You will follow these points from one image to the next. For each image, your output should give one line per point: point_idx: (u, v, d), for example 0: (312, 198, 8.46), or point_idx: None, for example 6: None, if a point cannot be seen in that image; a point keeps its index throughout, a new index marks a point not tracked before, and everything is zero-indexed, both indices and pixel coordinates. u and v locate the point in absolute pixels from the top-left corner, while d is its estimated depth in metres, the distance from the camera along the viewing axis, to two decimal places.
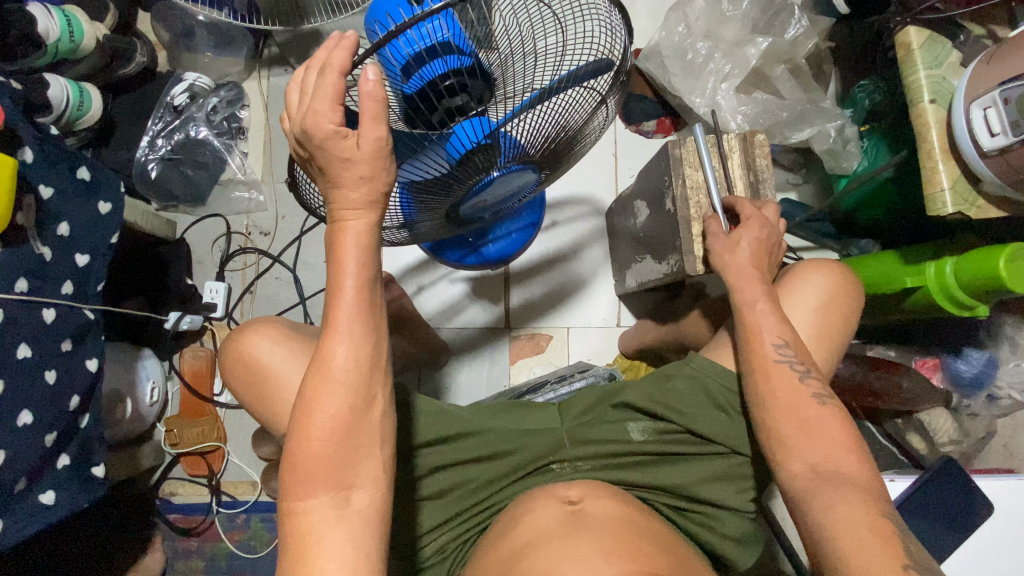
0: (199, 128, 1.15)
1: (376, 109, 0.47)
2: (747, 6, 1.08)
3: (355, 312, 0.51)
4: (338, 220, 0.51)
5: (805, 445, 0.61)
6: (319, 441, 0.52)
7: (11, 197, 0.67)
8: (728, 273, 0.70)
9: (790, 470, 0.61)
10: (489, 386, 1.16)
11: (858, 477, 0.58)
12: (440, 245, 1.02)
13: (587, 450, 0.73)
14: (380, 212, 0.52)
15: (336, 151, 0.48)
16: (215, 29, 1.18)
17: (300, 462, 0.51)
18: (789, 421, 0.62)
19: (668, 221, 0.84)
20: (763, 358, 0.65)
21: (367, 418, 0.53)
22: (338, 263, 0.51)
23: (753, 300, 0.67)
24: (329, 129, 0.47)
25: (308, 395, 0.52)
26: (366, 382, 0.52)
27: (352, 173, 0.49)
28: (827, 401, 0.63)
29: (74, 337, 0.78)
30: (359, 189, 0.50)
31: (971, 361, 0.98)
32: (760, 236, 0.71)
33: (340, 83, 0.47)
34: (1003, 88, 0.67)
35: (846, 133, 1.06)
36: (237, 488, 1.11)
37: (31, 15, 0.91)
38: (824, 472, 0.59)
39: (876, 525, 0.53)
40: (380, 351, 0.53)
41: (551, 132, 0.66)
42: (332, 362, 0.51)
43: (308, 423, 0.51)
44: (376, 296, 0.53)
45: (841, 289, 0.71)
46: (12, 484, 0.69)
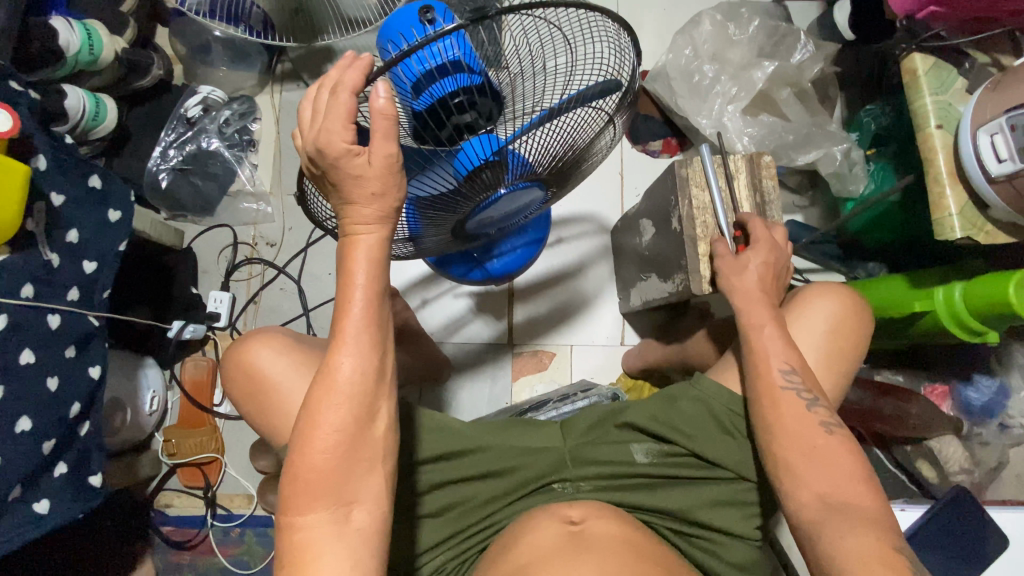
0: (211, 140, 1.17)
1: (386, 127, 0.47)
2: (753, 31, 1.10)
3: (363, 324, 0.51)
4: (350, 233, 0.51)
5: (814, 474, 0.59)
6: (322, 455, 0.51)
7: (21, 204, 0.68)
8: (733, 294, 0.70)
9: (798, 500, 0.59)
10: (491, 403, 1.15)
11: (867, 508, 0.57)
12: (445, 260, 1.02)
13: (591, 471, 0.72)
14: (387, 231, 0.52)
15: (347, 168, 0.49)
16: (231, 45, 1.20)
17: (301, 476, 0.51)
18: (795, 450, 0.61)
19: (675, 240, 0.84)
20: (770, 384, 0.63)
21: (370, 432, 0.52)
22: (347, 275, 0.51)
23: (760, 323, 0.66)
24: (342, 147, 0.48)
25: (311, 408, 0.51)
26: (370, 397, 0.52)
27: (363, 196, 0.50)
28: (835, 430, 0.61)
29: (77, 343, 0.78)
30: (369, 211, 0.51)
31: (982, 389, 0.98)
32: (769, 258, 0.71)
33: (352, 102, 0.47)
34: (1008, 115, 0.67)
35: (853, 156, 1.06)
36: (233, 501, 1.09)
37: (54, 28, 0.94)
38: (834, 502, 0.57)
39: (888, 558, 0.52)
40: (385, 364, 0.53)
41: (558, 151, 0.67)
42: (337, 374, 0.51)
43: (311, 437, 0.51)
44: (383, 309, 0.53)
45: (851, 314, 0.70)
46: (7, 492, 0.68)
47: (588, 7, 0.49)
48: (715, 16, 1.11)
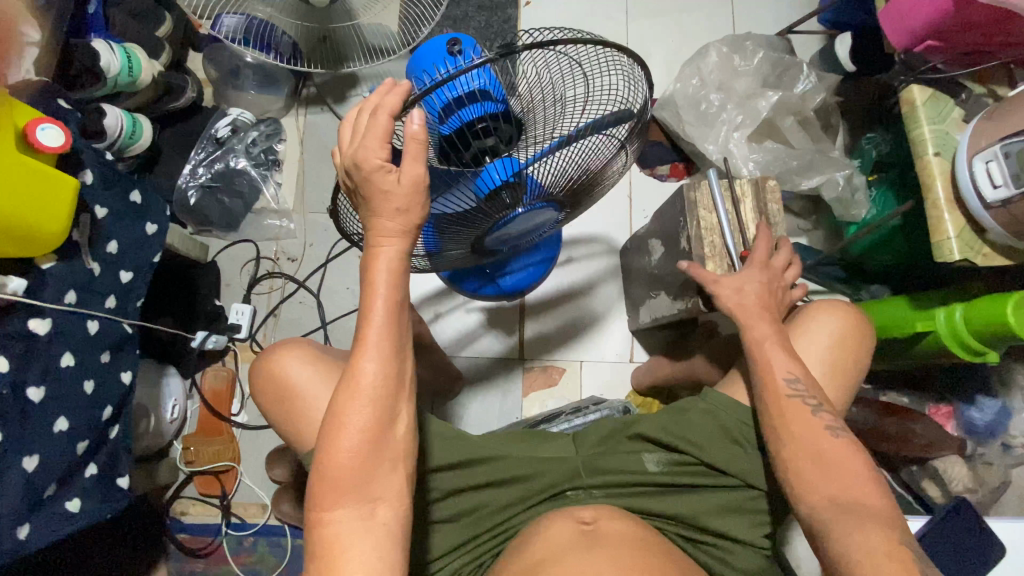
0: (238, 159, 1.22)
1: (417, 151, 0.52)
2: (758, 62, 1.16)
3: (385, 332, 0.55)
4: (373, 246, 0.55)
5: (822, 478, 0.61)
6: (348, 454, 0.54)
7: (69, 215, 0.72)
8: (735, 310, 0.72)
9: (809, 501, 0.61)
10: (502, 416, 1.17)
11: (875, 507, 0.59)
12: (460, 275, 1.06)
13: (602, 479, 0.74)
14: (408, 244, 0.56)
15: (379, 182, 0.53)
16: (261, 70, 1.27)
17: (329, 475, 0.53)
18: (804, 454, 0.63)
19: (683, 259, 0.88)
20: (777, 393, 0.66)
21: (393, 433, 0.55)
22: (369, 287, 0.55)
23: (764, 334, 0.69)
24: (376, 164, 0.52)
25: (337, 411, 0.54)
26: (391, 401, 0.55)
27: (388, 210, 0.53)
28: (841, 434, 0.64)
29: (111, 349, 0.82)
30: (393, 225, 0.54)
31: (984, 409, 1.00)
32: (762, 280, 0.75)
33: (389, 124, 0.52)
34: (1003, 143, 0.71)
35: (855, 182, 1.11)
36: (247, 510, 1.11)
37: (96, 51, 0.99)
38: (844, 503, 0.59)
39: (895, 553, 0.54)
40: (405, 370, 0.56)
41: (573, 174, 0.71)
42: (361, 379, 0.54)
43: (337, 438, 0.53)
44: (403, 317, 0.56)
45: (852, 331, 0.73)
46: (42, 489, 0.71)
47: (608, 44, 0.53)
48: (721, 48, 1.17)
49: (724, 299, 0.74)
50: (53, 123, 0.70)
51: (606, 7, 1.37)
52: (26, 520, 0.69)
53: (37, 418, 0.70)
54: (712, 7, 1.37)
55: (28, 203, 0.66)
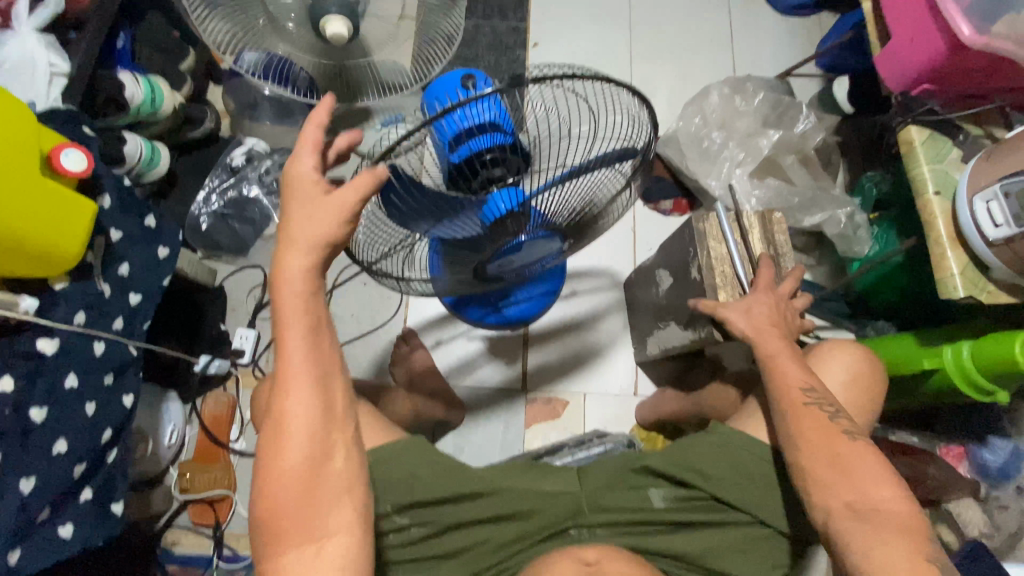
0: (251, 187, 1.24)
1: (366, 183, 0.52)
2: (758, 103, 1.19)
3: (306, 361, 0.53)
4: (276, 270, 0.53)
5: (839, 483, 0.61)
6: (286, 492, 0.53)
7: (85, 238, 0.74)
8: (750, 335, 0.72)
9: (825, 506, 0.61)
10: (503, 448, 1.15)
11: (893, 511, 0.57)
12: (464, 302, 1.06)
13: (607, 517, 0.73)
14: (320, 260, 0.54)
15: (303, 191, 0.54)
16: (277, 102, 1.31)
17: (273, 517, 0.53)
18: (822, 459, 0.62)
19: (693, 287, 0.88)
20: (793, 402, 0.65)
21: (328, 464, 0.54)
22: (277, 319, 0.53)
23: (778, 350, 0.70)
24: (304, 171, 0.55)
25: (269, 450, 0.54)
26: (322, 432, 0.54)
27: (302, 222, 0.53)
28: (859, 438, 0.63)
29: (115, 371, 0.82)
30: (302, 239, 0.53)
31: (997, 451, 0.98)
32: (768, 304, 0.74)
33: (318, 135, 0.55)
34: (1002, 183, 0.72)
35: (857, 219, 1.11)
36: (241, 541, 1.09)
37: (122, 83, 1.03)
38: (861, 510, 0.58)
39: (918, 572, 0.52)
40: (332, 396, 0.55)
41: (576, 206, 0.73)
42: (287, 414, 0.53)
43: (276, 477, 0.53)
44: (323, 343, 0.55)
45: (869, 369, 0.73)
46: (37, 513, 0.70)
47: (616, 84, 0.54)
48: (723, 89, 1.21)
49: (736, 324, 0.73)
50: (76, 149, 0.73)
51: (610, 49, 1.43)
52: (17, 545, 0.68)
53: (37, 439, 0.70)
54: (713, 51, 1.42)
55: (47, 224, 0.67)
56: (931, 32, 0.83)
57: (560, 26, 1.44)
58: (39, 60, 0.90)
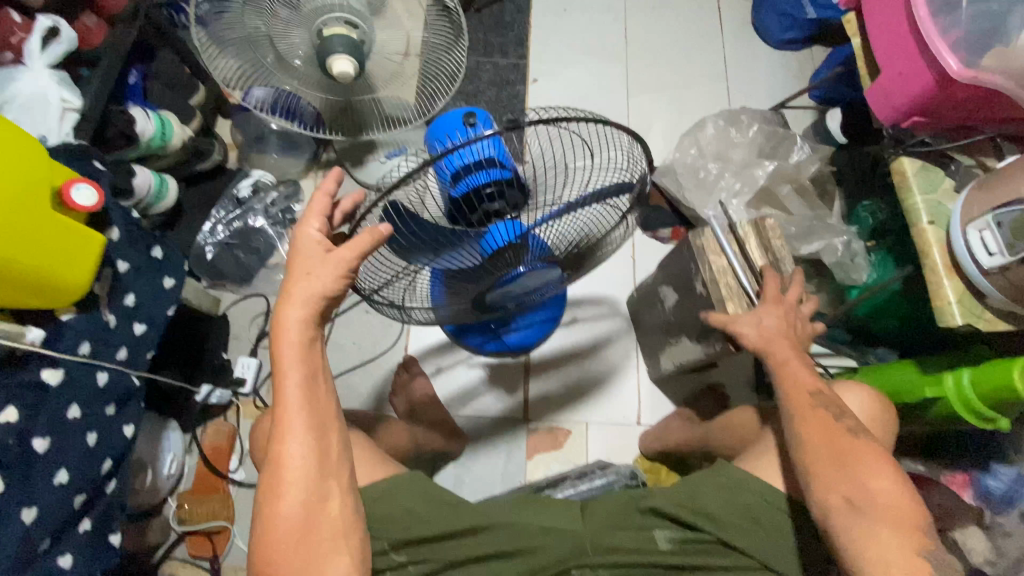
0: (257, 218, 1.27)
1: (368, 242, 0.56)
2: (753, 134, 1.22)
3: (303, 413, 0.57)
4: (278, 321, 0.56)
5: (837, 478, 0.63)
6: (285, 534, 0.57)
7: (93, 269, 0.76)
8: (759, 346, 0.73)
9: (824, 501, 0.63)
10: (504, 479, 1.14)
11: (889, 506, 0.60)
12: (465, 329, 1.08)
13: (611, 559, 0.71)
14: (318, 313, 0.58)
15: (306, 252, 0.57)
16: (284, 136, 1.35)
17: (270, 559, 0.57)
18: (823, 456, 0.64)
19: (701, 302, 0.89)
20: (799, 402, 0.69)
21: (325, 510, 0.58)
22: (278, 371, 0.56)
23: (787, 357, 0.72)
24: (308, 234, 0.58)
25: (268, 497, 0.57)
26: (318, 480, 0.58)
27: (305, 279, 0.56)
28: (861, 436, 0.66)
29: (117, 401, 0.82)
30: (304, 295, 0.56)
31: (1000, 477, 0.96)
32: (780, 313, 0.75)
33: (325, 201, 0.59)
34: (995, 213, 0.74)
35: (854, 247, 1.12)
36: (237, 574, 1.07)
37: (134, 118, 1.07)
38: (860, 504, 0.61)
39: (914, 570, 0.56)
40: (328, 445, 0.59)
41: (575, 238, 0.74)
42: (285, 463, 0.57)
43: (273, 521, 0.57)
44: (321, 393, 0.58)
45: (879, 408, 0.76)
46: (35, 545, 0.70)
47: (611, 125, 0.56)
48: (718, 122, 1.24)
49: (747, 337, 0.74)
50: (88, 183, 0.75)
51: (607, 83, 1.47)
52: None
53: (39, 470, 0.70)
54: (709, 84, 1.47)
55: (55, 257, 0.69)
56: (919, 67, 0.86)
57: (559, 61, 1.48)
58: (51, 96, 0.93)
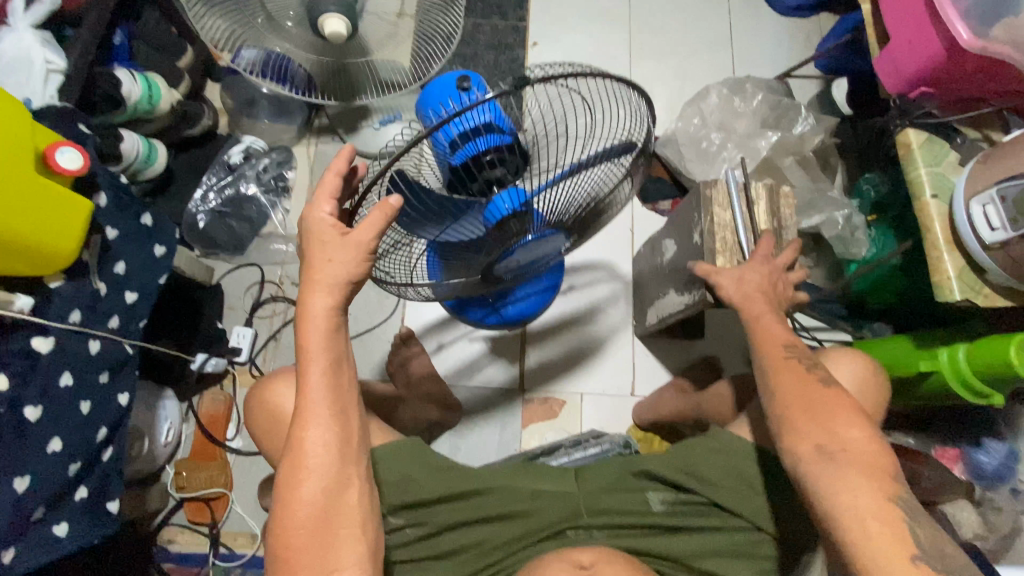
0: (249, 185, 1.25)
1: (382, 219, 0.54)
2: (757, 104, 1.19)
3: (326, 400, 0.56)
4: (303, 306, 0.56)
5: (810, 427, 0.61)
6: (303, 524, 0.55)
7: (81, 236, 0.74)
8: (737, 301, 0.72)
9: (796, 452, 0.60)
10: (500, 449, 1.16)
11: (862, 452, 0.58)
12: (464, 304, 1.06)
13: (605, 520, 0.73)
14: (341, 299, 0.57)
15: (321, 235, 0.56)
16: (275, 100, 1.31)
17: (286, 551, 0.55)
18: (796, 406, 0.63)
19: (694, 251, 0.88)
20: (775, 356, 0.67)
21: (344, 499, 0.57)
22: (302, 355, 0.56)
23: (761, 313, 0.71)
24: (321, 217, 0.56)
25: (286, 486, 0.56)
26: (339, 467, 0.57)
27: (323, 262, 0.55)
28: (832, 385, 0.64)
29: (111, 369, 0.82)
30: (325, 279, 0.56)
31: (992, 453, 0.98)
32: (763, 271, 0.74)
33: (336, 182, 0.56)
34: (999, 187, 0.72)
35: (854, 221, 1.10)
36: (236, 539, 1.09)
37: (118, 79, 1.03)
38: (830, 451, 0.58)
39: (880, 513, 0.53)
40: (349, 433, 0.58)
41: (581, 202, 0.73)
42: (307, 450, 0.56)
43: (291, 511, 0.55)
44: (343, 379, 0.58)
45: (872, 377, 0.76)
46: (32, 511, 0.70)
47: (612, 78, 0.54)
48: (722, 90, 1.21)
49: (725, 291, 0.73)
50: (71, 147, 0.72)
51: (610, 49, 1.42)
52: (12, 543, 0.68)
53: (33, 437, 0.70)
54: (714, 52, 1.42)
55: (41, 223, 0.67)
56: (929, 35, 0.83)
57: (561, 25, 1.43)
58: (35, 58, 0.89)
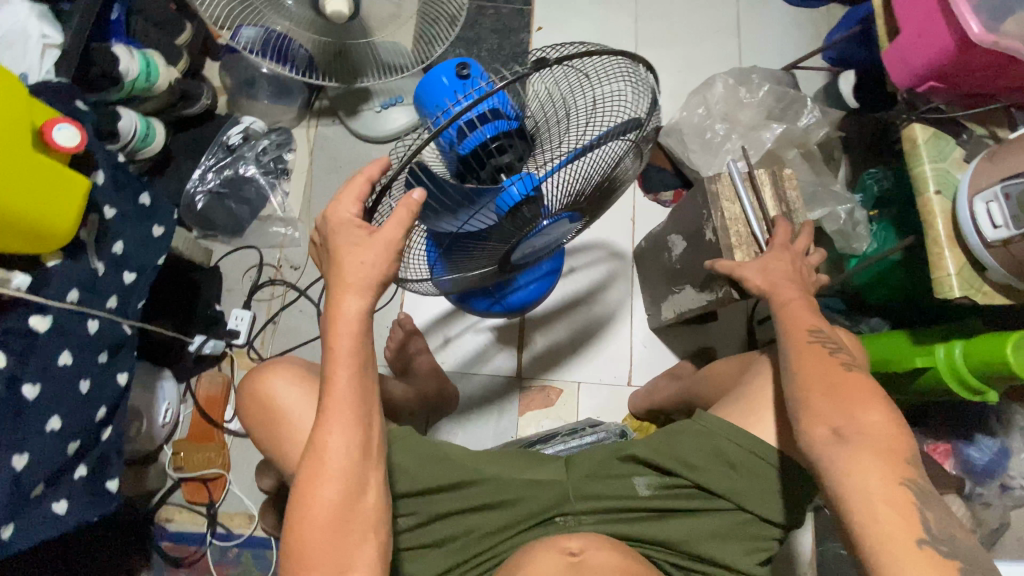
0: (248, 167, 1.24)
1: (405, 216, 0.55)
2: (763, 95, 1.18)
3: (353, 403, 0.56)
4: (335, 305, 0.56)
5: (829, 410, 0.60)
6: (318, 526, 0.55)
7: (78, 215, 0.73)
8: (765, 289, 0.74)
9: (812, 434, 0.59)
10: (496, 436, 1.16)
11: (881, 433, 0.57)
12: (467, 296, 1.04)
13: (592, 505, 0.73)
14: (370, 301, 0.57)
15: (348, 236, 0.56)
16: (275, 80, 1.29)
17: (303, 551, 0.54)
18: (817, 388, 0.62)
19: (710, 249, 0.87)
20: (798, 340, 0.67)
21: (360, 504, 0.56)
22: (331, 356, 0.56)
23: (792, 298, 0.71)
24: (345, 217, 0.56)
25: (304, 486, 0.55)
26: (358, 472, 0.56)
27: (353, 262, 0.56)
28: (854, 368, 0.63)
29: (109, 349, 0.82)
30: (356, 280, 0.56)
31: (982, 449, 1.00)
32: (787, 261, 0.76)
33: (365, 186, 0.56)
34: (1003, 184, 0.72)
35: (855, 216, 1.11)
36: (233, 519, 1.10)
37: (116, 55, 1.01)
38: (847, 434, 0.57)
39: (893, 498, 0.53)
40: (371, 437, 0.57)
41: (595, 178, 0.69)
42: (330, 453, 0.55)
43: (310, 512, 0.55)
44: (368, 383, 0.57)
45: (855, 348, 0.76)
46: (30, 489, 0.70)
47: (604, 53, 0.52)
48: (728, 80, 1.19)
49: (752, 281, 0.75)
50: (68, 123, 0.71)
51: (615, 36, 1.40)
52: (11, 520, 0.68)
53: (32, 416, 0.70)
54: (720, 41, 1.40)
55: (40, 201, 0.66)
56: (938, 28, 0.82)
57: (565, 10, 1.41)
58: (31, 32, 0.87)
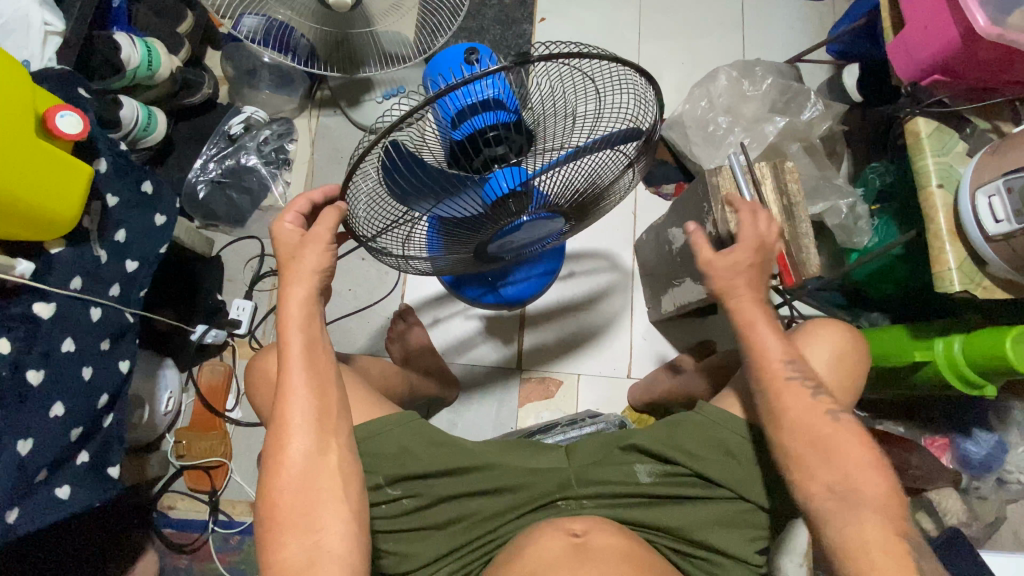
0: (249, 156, 1.23)
1: (333, 218, 0.61)
2: (766, 88, 1.18)
3: (303, 372, 0.59)
4: (284, 291, 0.61)
5: (819, 466, 0.61)
6: (286, 487, 0.56)
7: (80, 203, 0.73)
8: None
9: (807, 490, 0.61)
10: (496, 426, 1.17)
11: (874, 494, 0.58)
12: (462, 281, 1.06)
13: (594, 489, 0.74)
14: (316, 288, 0.62)
15: (289, 243, 0.63)
16: (277, 70, 1.29)
17: (272, 514, 0.56)
18: (803, 440, 0.62)
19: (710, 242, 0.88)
20: (774, 378, 0.65)
21: (323, 463, 0.58)
22: (283, 330, 0.60)
23: None
24: (288, 228, 0.64)
25: (272, 453, 0.57)
26: (317, 433, 0.58)
27: (299, 257, 0.61)
28: (841, 416, 0.63)
29: (112, 337, 0.83)
30: (301, 271, 0.61)
31: (981, 443, 1.01)
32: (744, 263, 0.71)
33: (304, 205, 0.65)
34: (1006, 178, 0.72)
35: (858, 210, 1.11)
36: (235, 507, 1.11)
37: (118, 43, 1.01)
38: (841, 491, 0.59)
39: (892, 549, 0.55)
40: (328, 403, 0.60)
41: (581, 185, 0.71)
42: (288, 419, 0.58)
43: (277, 477, 0.57)
44: (321, 356, 0.61)
45: (852, 348, 0.73)
46: (34, 473, 0.71)
47: (622, 62, 0.53)
48: (731, 73, 1.19)
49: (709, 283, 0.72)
50: (72, 110, 0.71)
51: (619, 28, 1.40)
52: (15, 504, 0.69)
53: (36, 400, 0.71)
54: (724, 34, 1.40)
55: (42, 188, 0.66)
56: (944, 20, 0.82)
57: (568, 2, 1.40)
58: (33, 18, 0.86)
